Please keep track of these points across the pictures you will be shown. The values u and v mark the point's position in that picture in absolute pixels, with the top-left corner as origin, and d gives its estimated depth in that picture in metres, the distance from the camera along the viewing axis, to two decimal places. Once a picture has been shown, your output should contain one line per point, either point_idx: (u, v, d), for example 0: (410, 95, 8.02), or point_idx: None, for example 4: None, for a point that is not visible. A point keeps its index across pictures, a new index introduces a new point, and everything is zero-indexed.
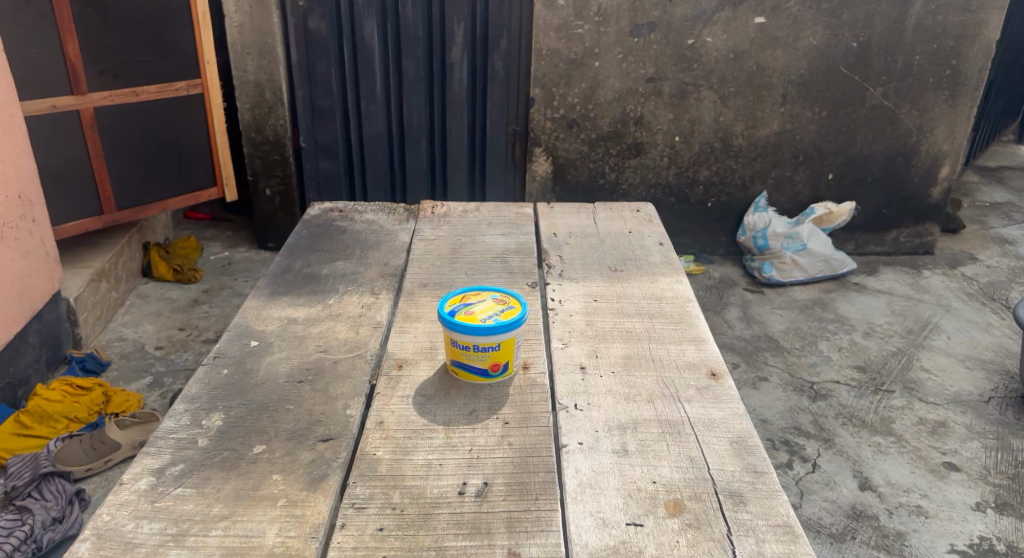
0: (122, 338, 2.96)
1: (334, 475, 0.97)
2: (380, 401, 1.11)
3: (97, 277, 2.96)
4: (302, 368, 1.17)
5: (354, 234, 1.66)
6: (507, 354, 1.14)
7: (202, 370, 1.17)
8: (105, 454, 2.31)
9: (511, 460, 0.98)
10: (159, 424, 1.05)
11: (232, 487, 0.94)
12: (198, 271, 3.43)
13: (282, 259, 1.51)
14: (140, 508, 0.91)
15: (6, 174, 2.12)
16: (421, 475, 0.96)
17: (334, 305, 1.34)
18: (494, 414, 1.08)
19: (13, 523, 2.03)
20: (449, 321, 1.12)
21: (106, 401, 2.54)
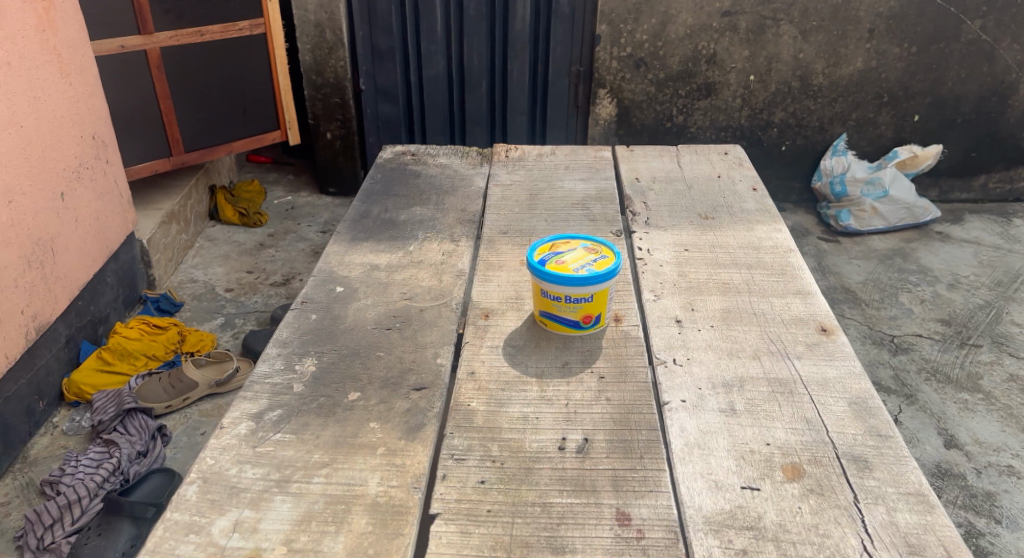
0: (193, 280, 3.02)
1: (431, 424, 0.94)
2: (470, 351, 1.08)
3: (167, 219, 3.00)
4: (389, 315, 1.15)
5: (428, 178, 1.61)
6: (599, 306, 1.09)
7: (291, 315, 1.15)
8: (183, 393, 2.36)
9: (608, 417, 0.95)
10: (253, 368, 1.03)
11: (331, 434, 0.93)
12: (263, 215, 3.46)
13: (360, 204, 1.48)
14: (242, 452, 0.89)
15: (82, 117, 2.30)
16: (518, 428, 0.93)
17: (415, 252, 1.31)
18: (588, 367, 1.04)
19: (101, 457, 2.13)
20: (539, 271, 1.08)
21: (182, 340, 2.61)
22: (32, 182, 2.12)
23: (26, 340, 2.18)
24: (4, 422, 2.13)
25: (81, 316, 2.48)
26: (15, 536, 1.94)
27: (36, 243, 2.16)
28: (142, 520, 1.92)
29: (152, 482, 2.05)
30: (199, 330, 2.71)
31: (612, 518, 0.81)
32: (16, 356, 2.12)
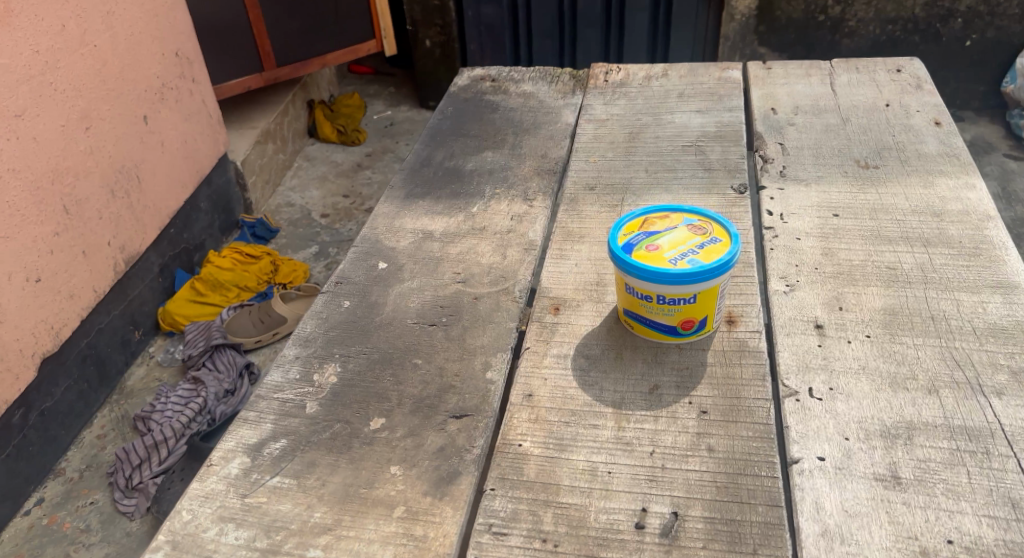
0: (290, 203, 2.91)
1: (469, 475, 0.72)
2: (529, 362, 0.84)
3: (262, 138, 2.86)
4: (435, 306, 0.91)
5: (507, 113, 1.35)
6: (704, 310, 0.81)
7: (320, 300, 0.94)
8: (273, 328, 2.27)
9: (709, 487, 0.69)
10: (263, 378, 0.83)
11: (341, 481, 0.72)
12: (361, 133, 3.30)
13: (422, 147, 1.26)
14: (228, 505, 0.70)
15: (162, 31, 2.22)
16: (580, 490, 0.70)
17: (478, 217, 1.07)
18: (684, 397, 0.78)
19: (189, 395, 2.03)
20: (624, 262, 0.80)
21: (274, 270, 2.50)
22: (110, 103, 2.03)
23: (116, 272, 2.10)
24: (99, 355, 2.07)
25: (175, 244, 2.39)
26: (107, 473, 1.91)
27: (119, 168, 2.08)
28: None
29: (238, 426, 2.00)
30: (292, 259, 2.60)
31: None
32: (106, 287, 2.06)
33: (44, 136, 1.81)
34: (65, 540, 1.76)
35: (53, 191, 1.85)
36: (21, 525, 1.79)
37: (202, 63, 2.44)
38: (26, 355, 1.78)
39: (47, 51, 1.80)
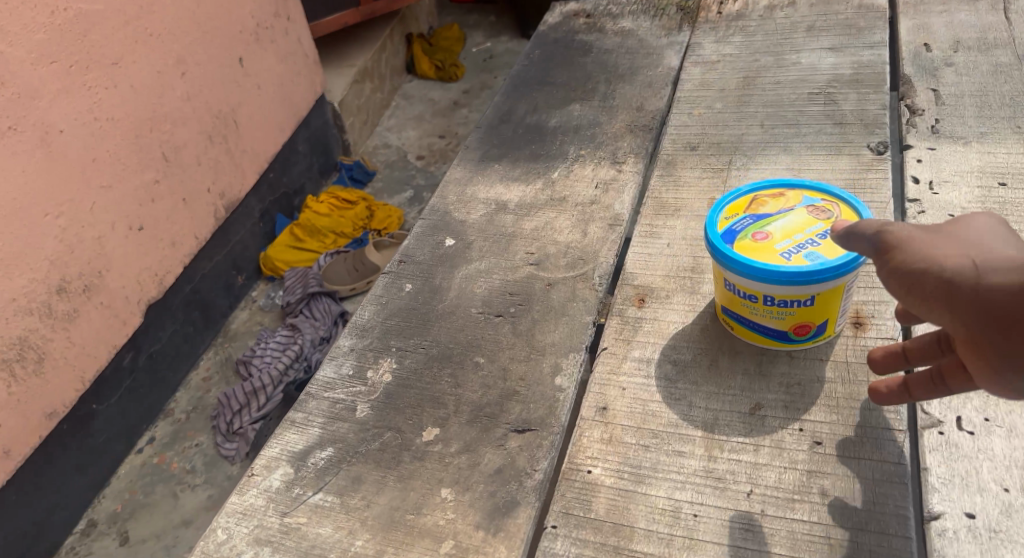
0: (387, 145, 2.86)
1: (525, 505, 0.84)
2: (609, 367, 1.01)
3: (361, 76, 2.81)
4: (506, 295, 1.07)
5: (602, 55, 1.53)
6: (821, 310, 0.91)
7: (383, 282, 1.13)
8: (366, 276, 2.24)
9: (818, 537, 0.81)
10: (319, 375, 1.01)
11: (386, 503, 0.87)
12: (459, 67, 3.18)
13: (505, 99, 1.45)
14: (268, 524, 0.87)
15: None
16: (658, 537, 0.84)
17: (558, 184, 1.23)
18: (792, 422, 0.91)
19: (287, 342, 2.06)
20: (734, 263, 0.90)
21: (370, 216, 2.48)
22: (206, 47, 2.00)
23: (217, 218, 2.11)
24: (204, 300, 2.11)
25: (275, 189, 2.38)
26: (211, 415, 1.95)
27: (217, 114, 2.06)
28: None
29: None
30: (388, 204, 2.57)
31: None
32: (208, 234, 2.08)
33: (141, 83, 1.79)
34: (174, 479, 1.82)
35: (152, 140, 1.84)
36: (135, 462, 1.86)
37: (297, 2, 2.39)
38: (133, 302, 1.81)
39: None
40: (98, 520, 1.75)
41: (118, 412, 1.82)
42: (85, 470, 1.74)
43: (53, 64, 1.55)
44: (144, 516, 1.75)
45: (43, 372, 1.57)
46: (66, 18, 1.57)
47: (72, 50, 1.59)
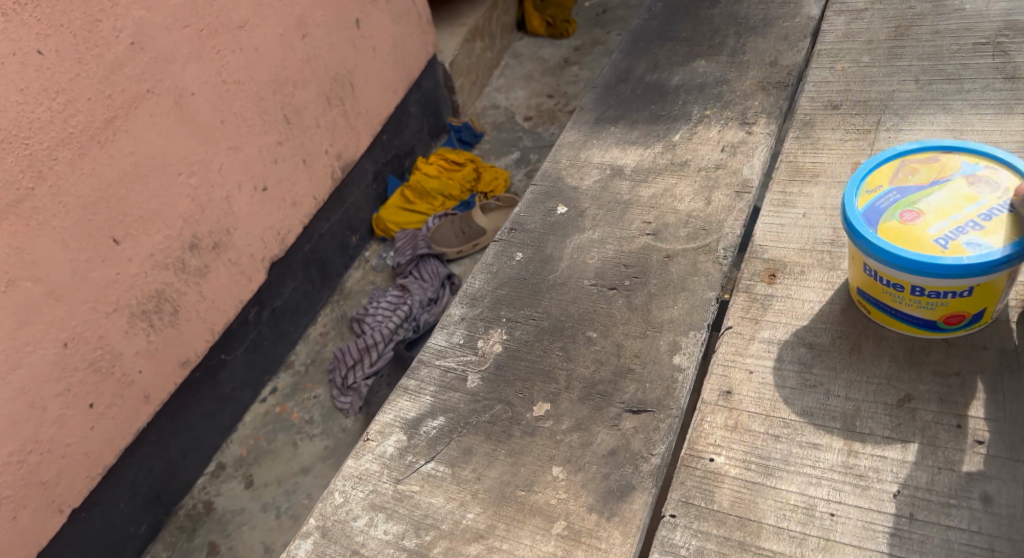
0: (496, 105, 2.83)
1: (644, 491, 0.85)
2: (733, 349, 1.00)
3: (472, 36, 2.79)
4: (622, 268, 1.07)
5: (729, 10, 1.48)
6: (977, 301, 0.88)
7: (495, 250, 1.16)
8: (473, 240, 2.23)
9: (979, 548, 0.78)
10: (430, 343, 1.07)
11: (496, 478, 0.90)
12: (570, 24, 3.09)
13: (621, 57, 1.45)
14: (380, 495, 0.92)
15: None
16: (791, 536, 0.83)
17: (679, 147, 1.22)
18: (949, 418, 0.87)
19: (396, 302, 2.09)
20: (885, 252, 0.87)
21: (477, 178, 2.46)
22: (325, 8, 2.02)
23: (334, 179, 2.16)
24: (321, 258, 2.18)
25: (387, 150, 2.42)
26: (327, 369, 2.02)
27: (335, 77, 2.10)
28: None
29: None
30: (494, 166, 2.54)
31: None
32: (326, 195, 2.14)
33: (265, 46, 1.84)
34: (293, 428, 1.91)
35: (274, 103, 1.89)
36: (259, 411, 1.96)
37: None
38: (257, 259, 1.89)
39: None
40: (226, 463, 1.86)
41: (243, 363, 1.92)
42: (213, 417, 1.85)
43: (186, 28, 1.60)
44: (266, 462, 1.85)
45: (178, 323, 1.67)
46: None
47: (203, 13, 1.64)
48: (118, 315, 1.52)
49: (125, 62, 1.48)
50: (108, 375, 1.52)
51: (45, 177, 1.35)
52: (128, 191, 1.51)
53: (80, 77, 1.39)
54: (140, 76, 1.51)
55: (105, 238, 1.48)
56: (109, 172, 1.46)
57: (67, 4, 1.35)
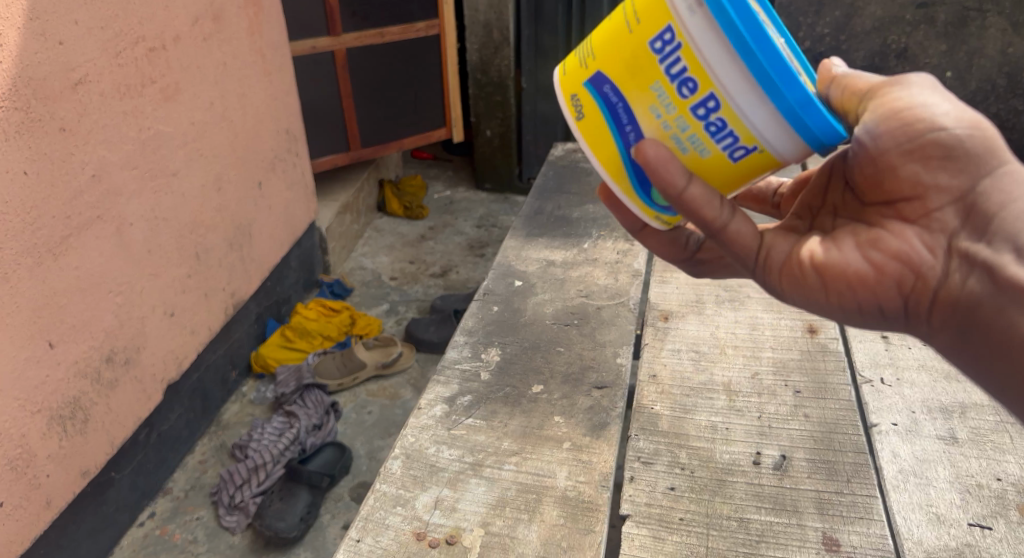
0: (362, 267, 3.21)
1: (614, 423, 1.18)
2: (651, 354, 1.38)
3: (343, 209, 3.20)
4: (567, 313, 1.43)
5: (598, 177, 1.98)
6: (730, 173, 0.89)
7: (477, 305, 1.47)
8: (353, 371, 2.48)
9: (806, 435, 1.20)
10: (447, 354, 1.34)
11: (517, 423, 1.19)
12: (425, 208, 3.62)
13: (536, 201, 1.86)
14: (438, 434, 1.18)
15: (279, 109, 2.57)
16: (707, 437, 1.21)
17: (591, 249, 1.63)
18: (782, 381, 1.30)
19: (283, 427, 2.24)
20: (744, 41, 0.77)
21: (352, 323, 2.74)
22: (237, 168, 2.33)
23: (225, 315, 2.33)
24: (204, 389, 2.29)
25: (270, 296, 2.64)
26: (211, 493, 2.10)
27: (238, 226, 2.36)
28: (317, 488, 2.07)
29: (326, 455, 2.20)
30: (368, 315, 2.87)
31: (820, 542, 1.04)
32: (217, 328, 2.30)
33: (189, 193, 2.09)
34: (177, 548, 1.94)
35: (189, 241, 2.10)
36: (137, 534, 1.97)
37: (304, 140, 2.80)
38: (157, 380, 2.00)
39: (199, 123, 2.11)
40: None
41: (129, 484, 1.95)
42: (95, 536, 1.84)
43: (134, 170, 1.85)
44: None
45: (86, 432, 1.74)
46: (148, 134, 1.89)
47: (148, 160, 1.90)
48: (39, 417, 1.60)
49: (85, 191, 1.69)
50: (21, 475, 1.56)
51: (8, 279, 1.49)
52: (67, 302, 1.66)
53: (49, 199, 1.59)
54: (94, 204, 1.72)
55: (43, 341, 1.60)
56: (57, 282, 1.62)
57: (51, 137, 1.58)
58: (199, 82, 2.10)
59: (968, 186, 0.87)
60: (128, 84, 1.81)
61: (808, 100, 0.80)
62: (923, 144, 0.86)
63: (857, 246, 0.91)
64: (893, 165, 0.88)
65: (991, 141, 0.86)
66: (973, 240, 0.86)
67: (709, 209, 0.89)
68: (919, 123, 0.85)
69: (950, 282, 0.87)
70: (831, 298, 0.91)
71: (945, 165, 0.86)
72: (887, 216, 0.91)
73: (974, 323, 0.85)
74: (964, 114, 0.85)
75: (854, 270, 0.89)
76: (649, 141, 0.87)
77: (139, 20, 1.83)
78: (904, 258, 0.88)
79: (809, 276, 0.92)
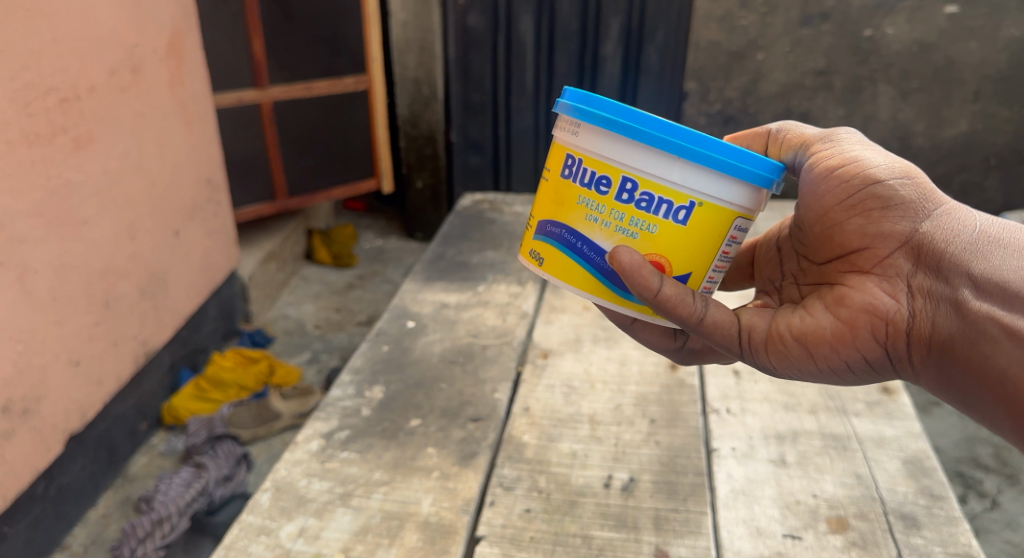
0: (286, 316, 3.24)
1: (483, 453, 1.39)
2: (527, 387, 1.57)
3: (267, 258, 3.24)
4: (454, 351, 1.67)
5: (501, 225, 2.30)
6: (688, 235, 1.11)
7: (369, 344, 1.70)
8: (268, 422, 2.51)
9: (652, 458, 1.39)
10: (332, 391, 1.55)
11: (391, 455, 1.38)
12: (353, 257, 3.68)
13: (439, 247, 2.16)
14: (312, 467, 1.36)
15: (201, 157, 2.62)
16: (566, 463, 1.37)
17: (483, 292, 1.92)
18: (641, 410, 1.51)
19: (190, 478, 2.21)
20: (639, 132, 1.06)
21: (270, 372, 2.73)
22: (153, 216, 2.35)
23: (136, 364, 2.31)
24: (111, 441, 2.26)
25: (185, 345, 2.64)
26: (111, 547, 2.06)
27: (152, 274, 2.36)
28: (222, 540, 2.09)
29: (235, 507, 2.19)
30: (288, 363, 2.88)
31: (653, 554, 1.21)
32: (127, 377, 2.28)
33: (100, 240, 2.10)
34: None
35: (98, 288, 2.10)
36: None
37: (226, 189, 2.83)
38: (58, 429, 1.97)
39: (113, 172, 2.14)
40: None
41: (23, 539, 1.91)
42: None
43: (40, 218, 1.86)
44: None
45: None
46: (58, 182, 1.91)
47: (56, 207, 1.92)
48: None
49: None
50: None
51: None
52: None
53: None
54: None
55: None
56: None
57: None
58: (115, 131, 2.13)
59: (907, 231, 1.11)
60: (40, 131, 1.84)
61: (698, 140, 1.06)
62: (864, 200, 1.13)
63: (829, 309, 1.14)
64: (842, 223, 1.15)
65: (921, 187, 1.13)
66: (925, 279, 1.10)
67: (683, 305, 1.11)
68: (854, 185, 1.12)
69: (914, 318, 1.10)
70: (821, 357, 1.13)
71: (885, 215, 1.12)
72: (845, 271, 1.16)
73: (947, 352, 1.08)
74: (890, 167, 1.13)
75: (832, 330, 1.12)
76: (623, 250, 1.09)
77: (52, 71, 1.87)
78: (870, 309, 1.11)
79: (793, 345, 1.14)
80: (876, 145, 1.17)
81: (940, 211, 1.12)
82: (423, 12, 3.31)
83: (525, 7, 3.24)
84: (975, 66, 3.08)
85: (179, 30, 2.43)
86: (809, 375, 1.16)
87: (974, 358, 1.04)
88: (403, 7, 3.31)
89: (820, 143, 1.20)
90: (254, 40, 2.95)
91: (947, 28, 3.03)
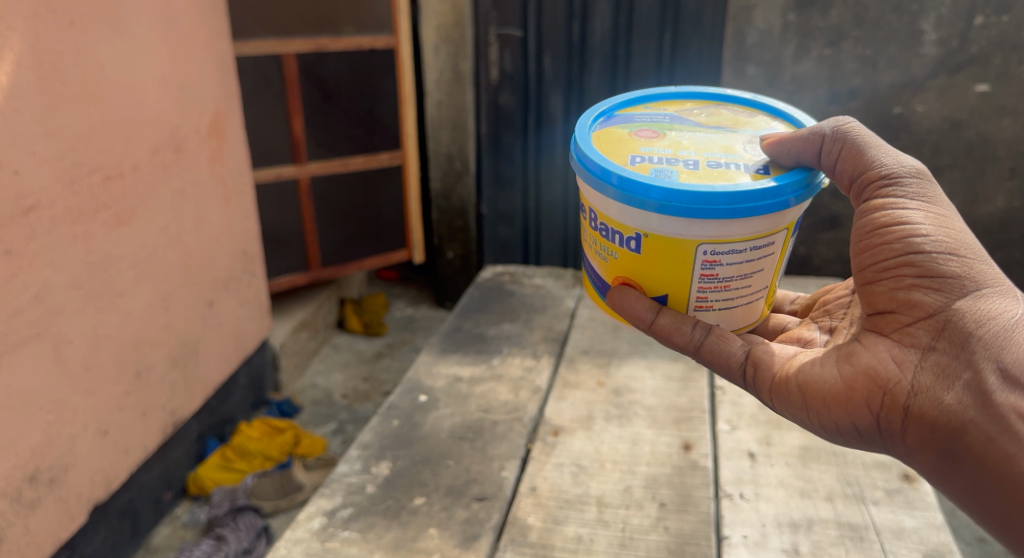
0: (315, 385, 3.26)
1: (485, 536, 1.37)
2: (535, 467, 1.55)
3: (299, 327, 3.29)
4: (464, 427, 1.67)
5: (520, 296, 2.31)
6: (646, 261, 1.15)
7: (381, 419, 1.71)
8: (291, 493, 2.51)
9: (660, 545, 1.35)
10: (341, 466, 1.56)
11: (392, 536, 1.38)
12: (384, 326, 3.72)
13: (457, 319, 2.18)
14: (312, 546, 1.36)
15: (236, 231, 2.70)
16: (570, 549, 1.35)
17: (498, 365, 1.92)
18: (651, 491, 1.48)
19: (211, 551, 2.22)
20: (582, 170, 1.15)
21: (295, 442, 2.71)
22: (188, 288, 2.41)
23: (163, 433, 2.34)
24: (134, 511, 2.27)
25: (213, 414, 2.66)
26: None
27: (184, 343, 2.40)
28: None
29: None
30: (313, 434, 2.89)
31: None
32: (153, 446, 2.29)
33: (135, 310, 2.16)
34: None
35: (131, 358, 2.15)
36: None
37: (261, 260, 2.90)
38: (82, 500, 1.99)
39: (152, 246, 2.22)
40: None
41: None
42: None
43: (78, 290, 1.93)
44: None
45: None
46: (96, 256, 1.99)
47: (93, 280, 1.99)
48: None
49: (24, 310, 1.76)
50: None
51: None
52: None
53: None
54: (33, 322, 1.78)
55: None
56: None
57: None
58: (155, 208, 2.22)
59: (938, 305, 1.04)
60: (81, 210, 1.93)
61: (626, 180, 1.07)
62: (899, 265, 1.06)
63: (837, 362, 1.09)
64: (873, 283, 1.10)
65: (966, 267, 1.05)
66: (943, 358, 1.03)
67: (675, 340, 1.17)
68: (892, 251, 1.07)
69: (920, 396, 1.03)
70: (815, 412, 1.10)
71: (917, 284, 1.05)
72: (870, 329, 1.10)
73: (952, 438, 1.01)
74: (938, 237, 1.06)
75: (830, 386, 1.08)
76: (614, 288, 1.20)
77: (97, 151, 1.97)
78: (875, 376, 1.05)
79: (795, 394, 1.12)
80: (942, 207, 1.08)
81: (983, 291, 1.04)
82: (457, 89, 3.45)
83: (554, 86, 3.32)
84: (1010, 143, 3.03)
85: (221, 111, 2.55)
86: (797, 420, 1.14)
87: (989, 453, 0.98)
88: (437, 86, 3.47)
89: (886, 186, 1.10)
90: (295, 119, 3.08)
91: (978, 106, 2.99)
